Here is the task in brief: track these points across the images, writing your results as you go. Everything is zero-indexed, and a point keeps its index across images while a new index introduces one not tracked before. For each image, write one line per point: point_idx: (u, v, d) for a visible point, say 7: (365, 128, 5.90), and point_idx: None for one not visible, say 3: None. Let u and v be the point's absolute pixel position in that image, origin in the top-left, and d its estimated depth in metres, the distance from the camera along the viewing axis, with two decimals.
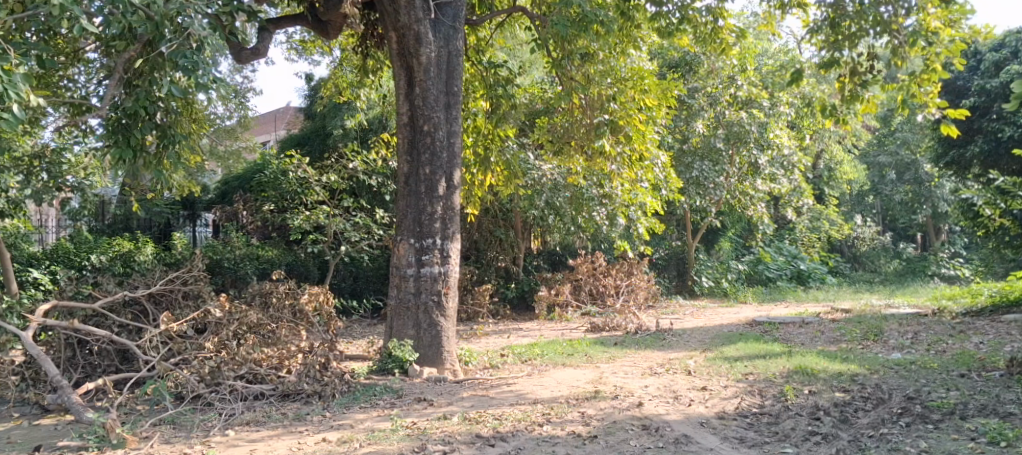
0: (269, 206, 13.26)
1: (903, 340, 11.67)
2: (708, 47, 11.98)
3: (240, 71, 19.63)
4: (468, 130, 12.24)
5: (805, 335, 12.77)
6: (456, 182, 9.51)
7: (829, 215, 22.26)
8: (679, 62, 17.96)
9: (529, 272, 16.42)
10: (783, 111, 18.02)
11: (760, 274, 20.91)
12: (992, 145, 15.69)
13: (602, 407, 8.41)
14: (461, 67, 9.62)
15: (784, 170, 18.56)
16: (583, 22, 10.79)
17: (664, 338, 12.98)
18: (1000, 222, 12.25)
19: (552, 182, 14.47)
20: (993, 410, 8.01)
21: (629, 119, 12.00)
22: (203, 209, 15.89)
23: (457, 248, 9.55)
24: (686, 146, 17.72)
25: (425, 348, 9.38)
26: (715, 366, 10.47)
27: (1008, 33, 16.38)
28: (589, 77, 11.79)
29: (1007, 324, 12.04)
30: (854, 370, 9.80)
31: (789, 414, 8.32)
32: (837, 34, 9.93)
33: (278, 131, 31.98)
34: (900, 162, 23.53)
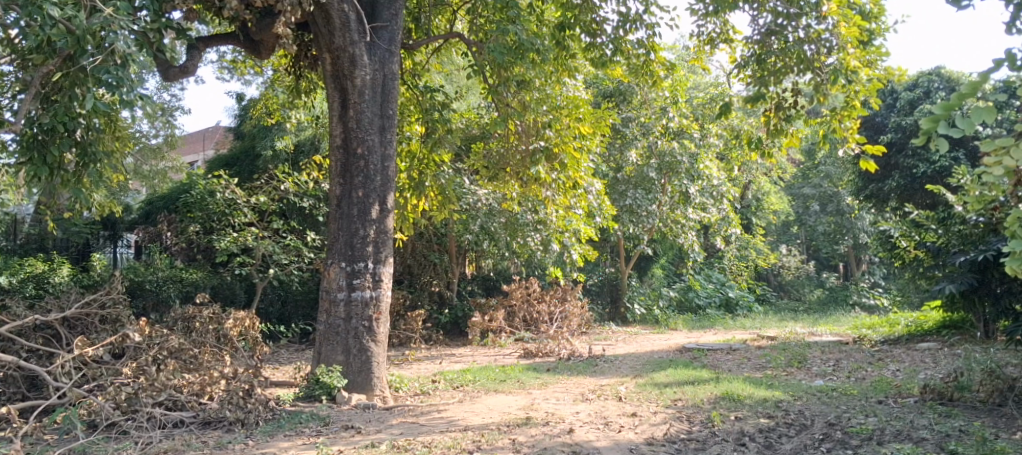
0: (195, 228, 13.13)
1: (825, 367, 12.02)
2: (639, 79, 12.25)
3: (168, 89, 19.44)
4: (402, 154, 12.30)
5: (732, 362, 13.08)
6: (390, 206, 9.55)
7: (755, 244, 23.27)
8: (612, 91, 18.28)
9: (462, 297, 16.43)
10: (713, 142, 18.48)
11: (690, 301, 21.22)
12: (908, 180, 16.35)
13: (534, 434, 8.51)
14: (396, 90, 9.70)
15: (714, 200, 18.98)
16: (521, 50, 11.00)
17: (596, 364, 13.16)
18: (915, 254, 12.72)
19: (487, 207, 14.54)
20: (908, 435, 8.31)
21: (564, 146, 12.17)
22: (126, 229, 15.50)
23: (390, 272, 9.60)
24: (621, 175, 18.11)
25: (354, 374, 9.34)
26: (645, 392, 10.65)
27: (921, 74, 17.08)
28: (525, 104, 11.89)
29: (922, 352, 12.48)
30: (778, 396, 10.07)
31: (715, 439, 8.51)
32: (763, 70, 10.25)
33: (207, 152, 31.63)
34: (823, 193, 24.30)
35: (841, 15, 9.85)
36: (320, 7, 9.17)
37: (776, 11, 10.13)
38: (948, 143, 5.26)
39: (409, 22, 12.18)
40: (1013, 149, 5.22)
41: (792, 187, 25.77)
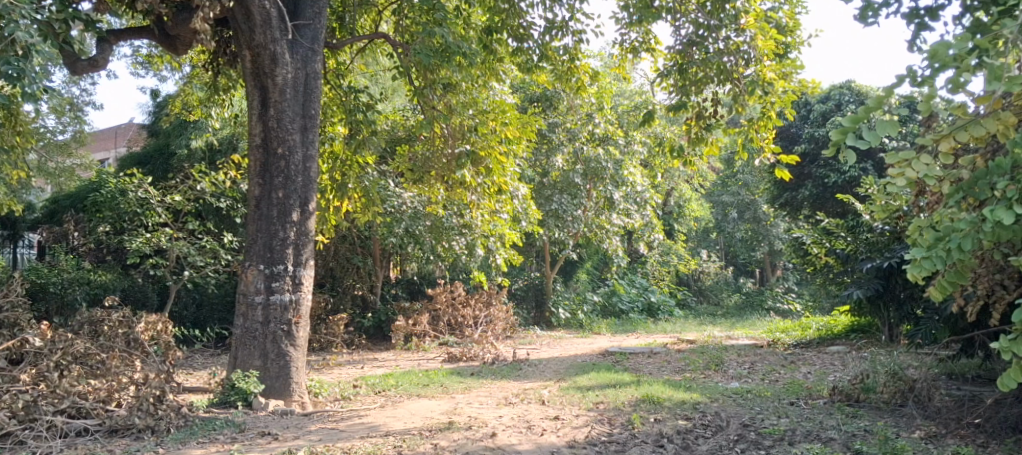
0: (105, 228, 12.79)
1: (741, 370, 12.31)
2: (564, 85, 12.35)
3: (77, 83, 18.89)
4: (324, 155, 12.01)
5: (653, 365, 13.30)
6: (311, 207, 9.47)
7: (678, 250, 23.71)
8: (539, 96, 18.37)
9: (386, 301, 16.34)
10: (637, 149, 18.77)
11: (613, 306, 21.45)
12: (820, 189, 16.88)
13: (455, 438, 8.51)
14: (318, 90, 9.61)
15: (637, 206, 19.27)
16: (446, 53, 10.95)
17: (520, 368, 13.23)
18: (825, 260, 13.17)
19: (412, 210, 14.42)
20: (817, 435, 8.55)
21: (490, 150, 12.21)
22: (27, 229, 15.24)
23: (310, 275, 9.52)
24: (547, 180, 18.24)
25: (272, 379, 9.21)
26: (568, 396, 10.74)
27: (833, 87, 17.72)
28: (452, 107, 11.86)
29: (833, 355, 12.89)
30: (696, 398, 10.26)
31: (635, 441, 8.63)
32: (685, 80, 10.44)
33: (119, 149, 30.75)
34: (741, 201, 24.99)
35: (758, 28, 10.11)
36: (239, 3, 8.99)
37: (697, 22, 10.33)
38: (855, 155, 5.41)
39: (333, 21, 12.01)
40: (915, 162, 5.41)
41: (712, 194, 26.37)
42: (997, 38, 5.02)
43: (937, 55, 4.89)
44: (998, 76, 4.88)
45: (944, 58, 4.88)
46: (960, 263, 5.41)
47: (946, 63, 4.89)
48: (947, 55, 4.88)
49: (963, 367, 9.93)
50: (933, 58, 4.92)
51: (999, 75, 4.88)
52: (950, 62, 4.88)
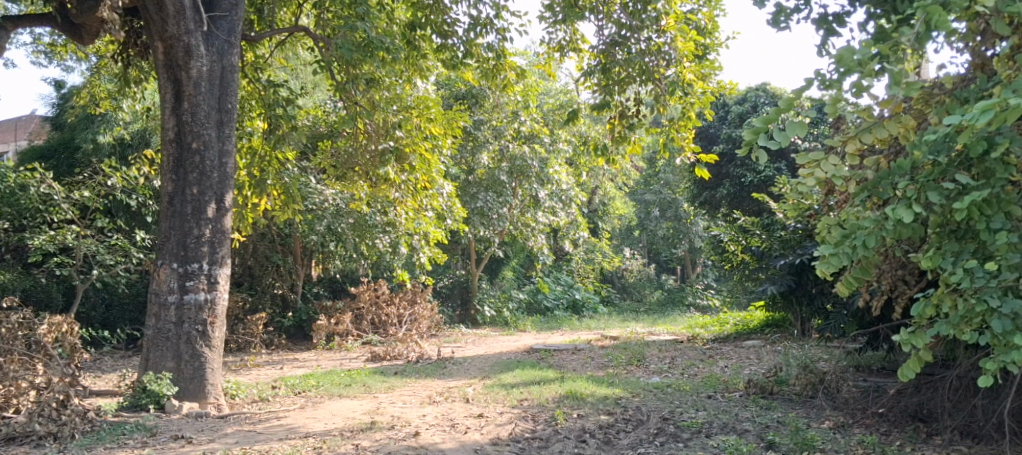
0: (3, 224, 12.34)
1: (662, 365, 12.47)
2: (490, 82, 12.29)
3: None
4: (242, 150, 11.71)
5: (576, 361, 13.38)
6: (227, 204, 9.26)
7: (602, 248, 24.01)
8: (465, 94, 18.18)
9: (307, 299, 16.12)
10: (562, 148, 18.87)
11: (538, 304, 21.56)
12: (737, 188, 17.25)
13: (378, 438, 8.45)
14: (235, 83, 9.39)
15: (562, 204, 19.39)
16: (368, 48, 10.78)
17: (444, 367, 13.18)
18: (741, 257, 13.45)
19: (334, 207, 14.25)
20: (733, 427, 8.70)
21: (414, 147, 12.15)
22: None
23: (227, 274, 9.32)
24: (472, 177, 18.12)
25: (185, 381, 8.99)
26: (492, 393, 10.74)
27: (749, 89, 18.28)
28: (375, 103, 11.61)
29: (748, 350, 13.20)
30: (618, 394, 10.35)
31: (558, 437, 8.63)
32: (608, 78, 10.49)
33: (23, 141, 29.57)
34: (663, 200, 25.53)
35: (678, 30, 10.29)
36: None
37: (619, 23, 10.42)
38: (767, 156, 5.52)
39: (252, 13, 11.64)
40: (823, 163, 5.53)
41: (634, 193, 26.75)
42: (897, 44, 5.20)
43: (844, 60, 5.04)
44: (898, 81, 5.07)
45: (849, 63, 5.04)
46: (865, 259, 5.57)
47: (850, 68, 5.04)
48: (852, 60, 5.04)
49: (869, 358, 10.11)
50: (838, 62, 5.08)
51: (899, 80, 5.06)
52: (855, 67, 5.04)
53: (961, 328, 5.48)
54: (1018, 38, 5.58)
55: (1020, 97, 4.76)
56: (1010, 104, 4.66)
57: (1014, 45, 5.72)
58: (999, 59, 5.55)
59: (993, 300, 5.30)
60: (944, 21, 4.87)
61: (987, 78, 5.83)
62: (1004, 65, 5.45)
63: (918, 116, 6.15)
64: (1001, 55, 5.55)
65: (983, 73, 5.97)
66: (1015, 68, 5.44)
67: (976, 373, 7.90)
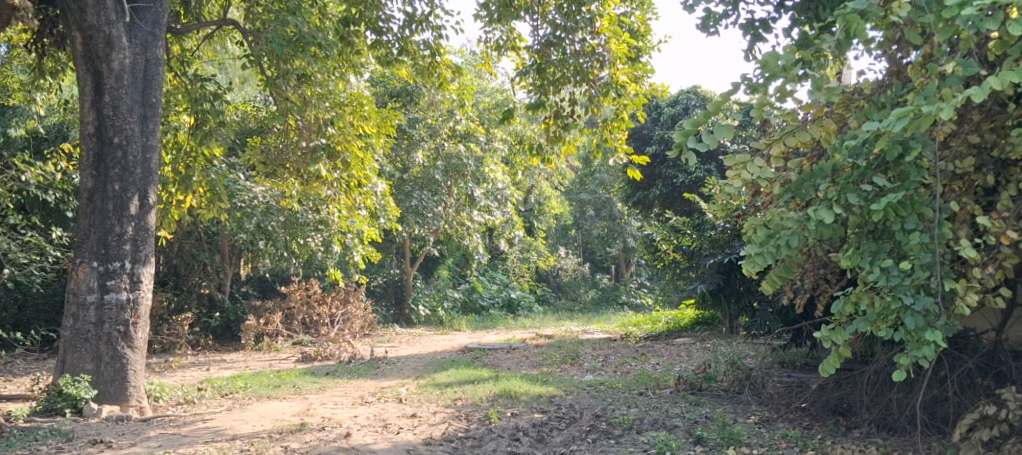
0: None
1: (595, 363, 12.52)
2: (426, 80, 12.13)
3: None
4: (167, 146, 11.30)
5: (511, 360, 13.37)
6: (151, 201, 8.99)
7: (537, 246, 24.06)
8: (400, 91, 17.96)
9: (236, 299, 15.81)
10: (497, 147, 18.81)
11: (474, 302, 21.53)
12: (669, 189, 17.51)
13: (308, 440, 8.30)
14: (160, 77, 9.11)
15: (498, 203, 19.33)
16: (300, 43, 10.57)
17: (377, 367, 13.04)
18: (673, 256, 13.61)
19: (264, 206, 13.86)
20: (663, 423, 8.76)
21: (347, 145, 11.93)
22: None
23: (151, 273, 9.07)
24: (407, 176, 17.93)
25: (106, 383, 8.72)
26: (426, 393, 10.65)
27: (681, 91, 18.45)
28: (306, 99, 11.45)
29: (680, 347, 13.35)
30: (551, 392, 10.34)
31: (491, 436, 8.57)
32: (543, 78, 10.40)
33: None
34: (598, 199, 26.06)
35: (612, 32, 10.24)
36: None
37: (554, 23, 10.41)
38: (696, 158, 5.57)
39: (179, 5, 11.26)
40: (749, 164, 5.59)
41: (570, 193, 26.87)
42: (819, 50, 5.31)
43: (768, 65, 5.19)
44: (820, 86, 5.21)
45: (774, 68, 5.18)
46: (789, 258, 5.65)
47: (775, 73, 5.19)
48: (776, 66, 5.19)
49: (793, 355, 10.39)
50: (764, 67, 5.21)
51: (821, 85, 5.20)
52: (779, 72, 5.19)
53: (877, 325, 5.61)
54: (931, 46, 5.71)
55: (932, 103, 4.88)
56: (923, 110, 4.77)
57: (928, 53, 5.86)
58: (914, 66, 5.67)
59: (907, 297, 5.46)
60: (862, 30, 5.03)
61: (902, 85, 5.97)
62: (917, 73, 5.57)
63: (838, 120, 6.27)
64: (915, 63, 5.68)
65: (899, 80, 6.10)
66: (928, 75, 5.56)
67: (891, 367, 8.05)
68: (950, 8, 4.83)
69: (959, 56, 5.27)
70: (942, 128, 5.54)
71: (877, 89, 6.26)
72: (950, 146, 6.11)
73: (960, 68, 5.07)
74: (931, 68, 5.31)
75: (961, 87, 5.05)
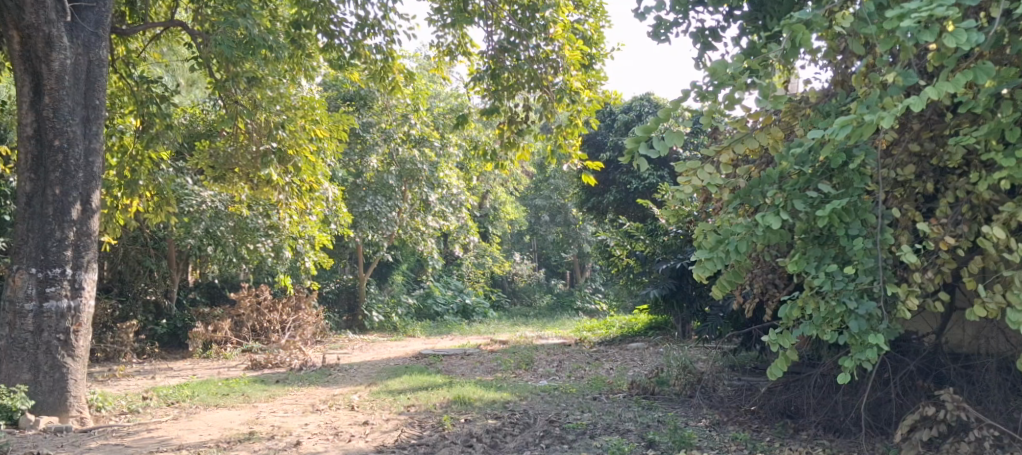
0: None
1: (550, 368, 12.48)
2: (378, 84, 12.03)
3: None
4: (112, 149, 10.95)
5: (465, 366, 13.28)
6: (94, 205, 8.76)
7: (492, 252, 23.99)
8: (352, 95, 17.80)
9: (184, 305, 15.52)
10: (452, 152, 18.72)
11: (428, 308, 21.37)
12: (623, 195, 17.62)
13: (257, 449, 8.16)
14: (104, 78, 8.88)
15: (453, 208, 19.21)
16: (251, 45, 10.33)
17: (329, 374, 12.87)
18: (627, 261, 13.68)
19: (212, 210, 13.55)
20: (616, 428, 8.73)
21: (299, 148, 11.80)
22: None
23: (94, 280, 8.83)
24: (360, 180, 17.78)
25: (44, 394, 8.47)
26: (378, 400, 10.52)
27: (635, 98, 18.57)
28: (256, 102, 11.26)
29: (633, 352, 13.38)
30: (505, 398, 10.27)
31: (444, 443, 8.47)
32: (498, 84, 10.37)
33: None
34: (553, 205, 26.21)
35: (566, 39, 10.16)
36: None
37: (508, 30, 10.26)
38: (647, 164, 5.55)
39: (123, 5, 11.00)
40: (700, 171, 5.58)
41: (525, 198, 26.88)
42: (766, 59, 5.37)
43: (716, 73, 5.23)
44: (767, 94, 5.27)
45: (722, 76, 5.23)
46: (738, 263, 5.67)
47: (723, 81, 5.24)
48: (725, 74, 5.24)
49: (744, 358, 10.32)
50: (712, 75, 5.25)
51: (767, 94, 5.26)
52: (727, 80, 5.24)
53: (823, 329, 5.67)
54: (872, 56, 5.77)
55: (874, 112, 4.92)
56: (865, 119, 4.81)
57: (870, 63, 5.93)
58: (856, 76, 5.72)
59: (850, 302, 5.51)
60: (808, 40, 5.08)
61: (846, 95, 6.02)
62: (859, 83, 5.63)
63: (784, 128, 6.30)
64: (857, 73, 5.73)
65: (843, 90, 6.15)
66: (870, 85, 5.62)
67: (836, 370, 8.12)
68: (890, 20, 4.89)
69: (900, 66, 5.34)
70: (883, 137, 5.60)
71: (822, 98, 6.31)
72: (892, 154, 6.18)
73: (900, 78, 5.13)
74: (872, 77, 5.37)
75: (901, 97, 5.11)
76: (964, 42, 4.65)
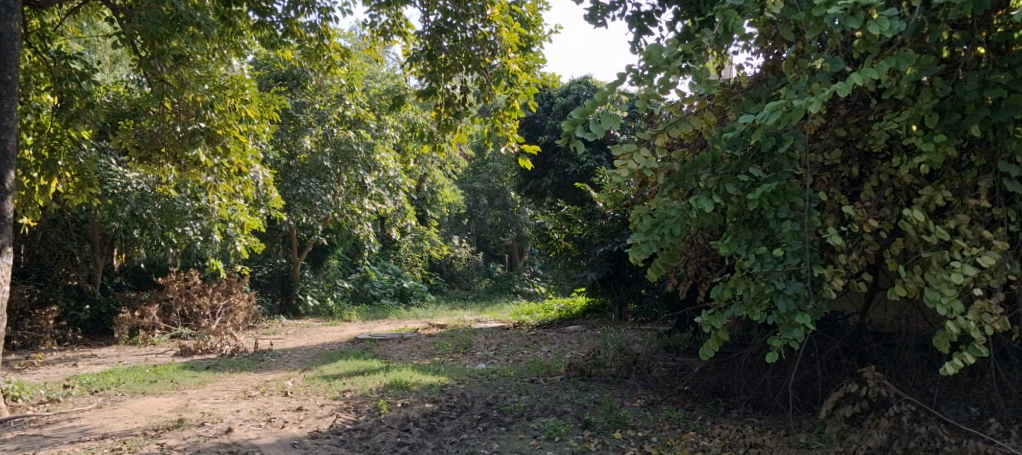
0: None
1: (488, 352, 12.40)
2: (313, 64, 11.76)
3: None
4: (27, 128, 10.55)
5: (402, 350, 13.13)
6: (8, 187, 8.39)
7: (430, 236, 23.78)
8: (285, 75, 17.45)
9: (108, 290, 15.06)
10: (389, 134, 18.40)
11: (365, 292, 21.12)
12: (561, 178, 17.55)
13: (186, 436, 7.94)
14: (17, 53, 8.45)
15: (390, 192, 18.78)
16: (177, 22, 9.85)
17: (262, 359, 12.61)
18: (564, 245, 13.70)
19: (138, 192, 13.13)
20: (553, 409, 8.69)
21: (228, 129, 11.54)
22: None
23: (8, 264, 8.54)
24: (294, 162, 17.45)
25: None
26: (313, 385, 10.31)
27: (572, 82, 18.57)
28: (183, 81, 10.69)
29: (571, 334, 13.38)
30: (443, 381, 10.17)
31: (381, 427, 8.32)
32: (435, 65, 10.04)
33: None
34: (491, 188, 26.24)
35: (503, 20, 9.97)
36: None
37: (445, 9, 9.98)
38: (584, 147, 5.48)
39: None
40: (636, 154, 5.54)
41: (463, 181, 26.75)
42: (699, 44, 5.34)
43: (651, 57, 5.17)
44: (700, 79, 5.27)
45: (657, 60, 5.17)
46: (672, 245, 5.64)
47: (658, 66, 5.18)
48: (660, 58, 5.17)
49: (674, 340, 10.46)
50: (647, 59, 5.19)
51: (701, 79, 5.27)
52: (662, 65, 5.18)
53: (753, 309, 5.63)
54: (802, 42, 5.78)
55: (803, 97, 4.92)
56: (794, 104, 4.80)
57: (800, 49, 5.93)
58: (787, 62, 5.73)
59: (779, 283, 5.52)
60: (740, 25, 5.08)
61: (776, 81, 6.03)
62: (789, 68, 5.64)
63: (717, 113, 6.28)
64: (788, 58, 5.73)
65: (774, 76, 6.16)
66: (799, 70, 5.63)
67: (766, 349, 8.15)
68: (818, 6, 4.86)
69: (827, 53, 5.34)
70: (812, 121, 5.60)
71: (754, 84, 6.31)
72: (819, 139, 6.21)
73: (827, 64, 5.15)
74: (800, 63, 5.37)
75: (828, 83, 5.13)
76: (888, 30, 4.67)
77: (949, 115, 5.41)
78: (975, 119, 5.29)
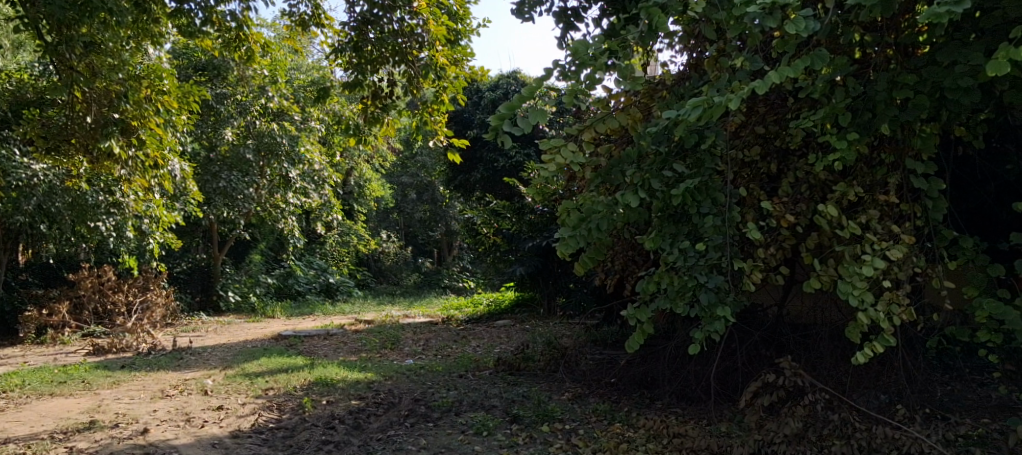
0: None
1: (416, 347, 12.19)
2: (232, 53, 11.37)
3: None
4: None
5: (327, 347, 12.85)
6: None
7: (358, 230, 23.43)
8: (205, 64, 16.85)
9: (14, 288, 14.42)
10: (314, 126, 18.13)
11: (289, 288, 20.71)
12: (490, 172, 17.43)
13: (98, 438, 7.60)
14: None
15: (316, 185, 18.69)
16: (85, 7, 9.13)
17: (181, 358, 12.18)
18: (493, 240, 13.59)
19: (46, 185, 12.50)
20: (481, 404, 8.56)
21: (144, 120, 10.96)
22: None
23: None
24: (214, 155, 16.94)
25: None
26: (234, 383, 9.98)
27: (501, 76, 18.42)
28: (94, 69, 10.22)
29: (498, 329, 13.26)
30: (369, 378, 9.96)
31: (305, 425, 8.08)
32: (361, 57, 9.66)
33: None
34: (420, 183, 26.16)
35: (430, 13, 9.61)
36: None
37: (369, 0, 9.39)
38: (511, 143, 5.34)
39: None
40: (562, 149, 5.43)
41: (391, 175, 26.43)
42: (624, 40, 5.25)
43: (578, 53, 5.07)
44: (625, 76, 5.18)
45: (583, 57, 5.07)
46: (599, 240, 5.55)
47: (584, 62, 5.08)
48: (586, 54, 5.08)
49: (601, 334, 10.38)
50: (574, 55, 5.09)
51: (625, 75, 5.18)
52: (588, 61, 5.08)
53: (676, 301, 5.53)
54: (724, 41, 5.74)
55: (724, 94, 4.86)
56: (715, 100, 4.74)
57: (721, 47, 5.90)
58: (709, 60, 5.68)
59: (701, 276, 5.49)
60: (664, 23, 5.00)
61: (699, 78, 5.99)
62: (711, 66, 5.59)
63: (643, 109, 6.21)
64: (711, 57, 5.67)
65: (697, 73, 6.11)
66: (721, 68, 5.59)
67: (689, 342, 8.16)
68: (737, 5, 4.80)
69: (748, 52, 5.30)
70: (732, 118, 5.57)
71: (679, 81, 6.26)
72: (741, 136, 6.18)
73: (747, 63, 5.10)
74: (723, 61, 5.32)
75: (747, 81, 5.09)
76: (803, 29, 4.63)
77: (862, 114, 5.43)
78: (885, 118, 5.31)
